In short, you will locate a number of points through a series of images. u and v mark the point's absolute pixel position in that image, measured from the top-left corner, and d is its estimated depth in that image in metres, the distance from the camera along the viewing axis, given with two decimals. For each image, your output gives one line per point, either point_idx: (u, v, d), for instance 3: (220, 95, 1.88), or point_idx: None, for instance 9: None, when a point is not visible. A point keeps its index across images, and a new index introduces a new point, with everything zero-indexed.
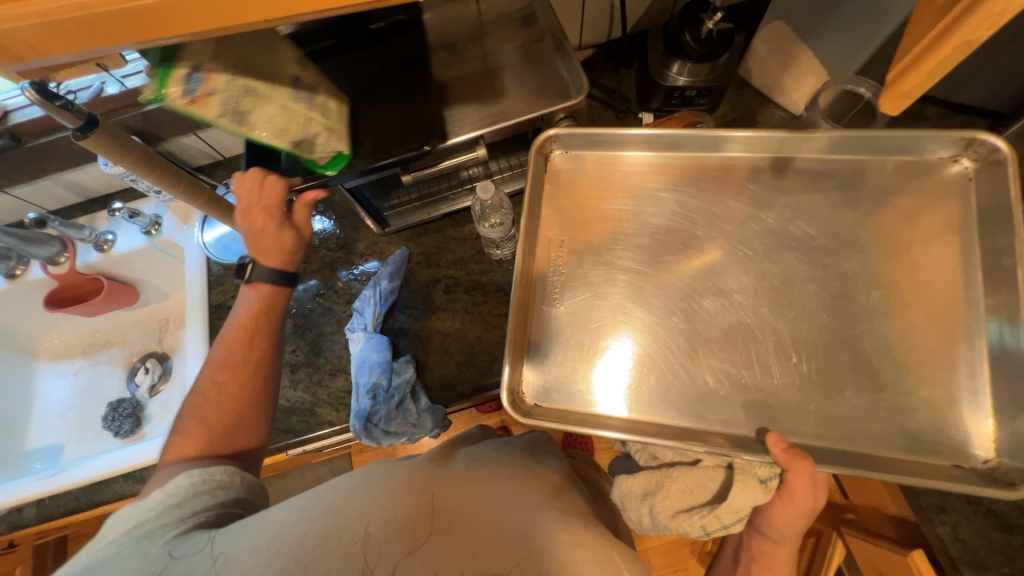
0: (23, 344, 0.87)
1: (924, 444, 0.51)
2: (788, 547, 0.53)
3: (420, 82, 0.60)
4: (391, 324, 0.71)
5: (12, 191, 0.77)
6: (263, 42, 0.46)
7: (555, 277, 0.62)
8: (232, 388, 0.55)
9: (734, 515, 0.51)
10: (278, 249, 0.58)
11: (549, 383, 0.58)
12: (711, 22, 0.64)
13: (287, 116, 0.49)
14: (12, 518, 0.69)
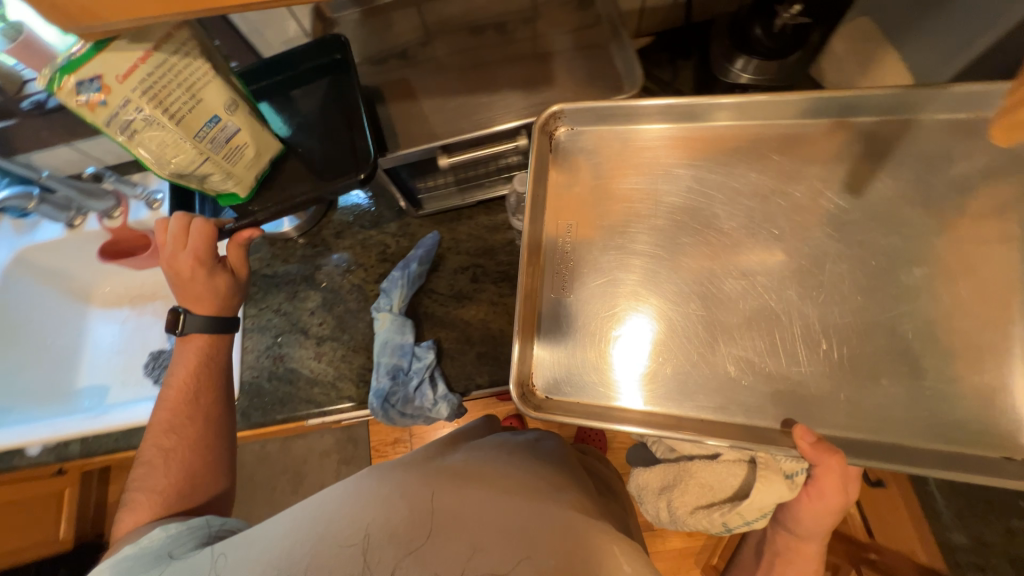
0: (80, 290, 0.94)
1: (967, 433, 0.48)
2: (816, 544, 0.56)
3: (345, 117, 0.65)
4: (416, 307, 0.71)
5: (76, 145, 0.81)
6: (192, 77, 0.49)
7: (564, 258, 0.58)
8: (179, 452, 0.58)
9: (757, 512, 0.52)
10: (210, 292, 0.61)
11: (560, 374, 0.55)
12: (786, 16, 0.59)
13: (178, 149, 0.51)
14: (61, 451, 0.74)
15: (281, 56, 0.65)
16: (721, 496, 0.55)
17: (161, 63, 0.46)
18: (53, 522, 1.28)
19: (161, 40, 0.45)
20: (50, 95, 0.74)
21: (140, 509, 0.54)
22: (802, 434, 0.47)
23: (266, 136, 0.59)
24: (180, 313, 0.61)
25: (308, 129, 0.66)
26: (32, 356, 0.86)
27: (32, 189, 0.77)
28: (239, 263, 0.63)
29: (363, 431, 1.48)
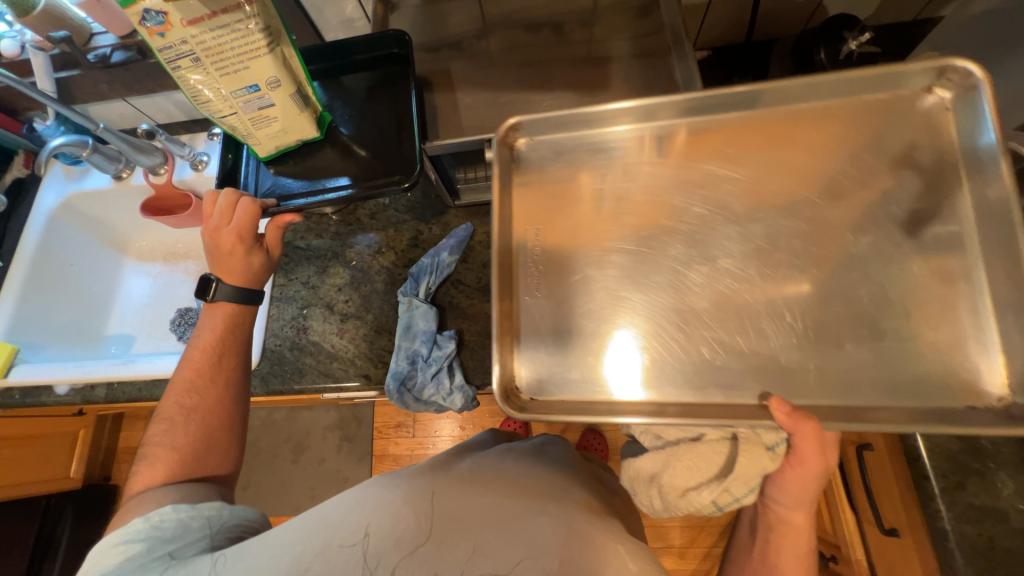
0: (118, 241, 0.97)
1: (926, 391, 0.45)
2: (803, 515, 0.53)
3: (392, 117, 0.68)
4: (442, 296, 0.71)
5: (132, 101, 0.84)
6: (250, 46, 0.51)
7: (536, 263, 0.56)
8: (199, 412, 0.59)
9: (745, 486, 0.51)
10: (243, 268, 0.63)
11: (544, 373, 0.52)
12: (854, 43, 0.58)
13: (216, 96, 0.55)
14: (86, 394, 0.76)
15: (335, 46, 0.69)
16: (704, 472, 0.53)
17: (224, 25, 0.49)
18: (65, 459, 1.34)
19: (233, 6, 0.48)
20: (115, 48, 0.76)
21: (158, 465, 0.56)
22: (779, 403, 0.45)
23: (302, 121, 0.62)
24: (212, 279, 0.63)
25: (354, 122, 0.69)
26: (67, 300, 0.89)
27: (87, 138, 0.79)
28: (274, 243, 0.66)
29: (368, 411, 1.50)
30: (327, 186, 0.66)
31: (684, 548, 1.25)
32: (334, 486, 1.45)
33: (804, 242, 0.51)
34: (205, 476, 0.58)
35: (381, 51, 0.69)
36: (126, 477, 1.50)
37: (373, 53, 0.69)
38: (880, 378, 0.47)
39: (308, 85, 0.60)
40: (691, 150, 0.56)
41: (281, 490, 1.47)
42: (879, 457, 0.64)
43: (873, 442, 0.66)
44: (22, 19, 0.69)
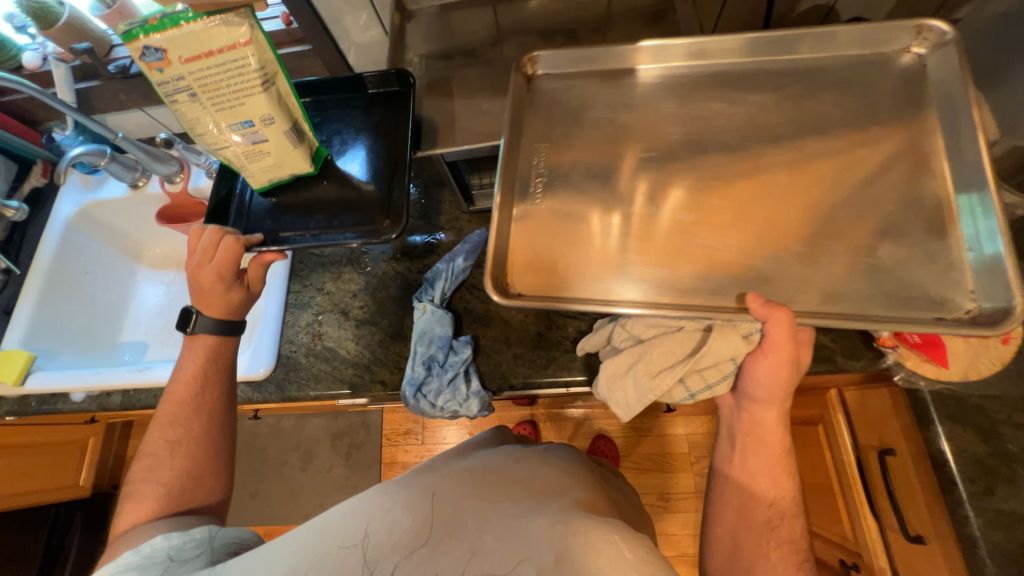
0: (132, 249, 0.97)
1: (905, 298, 0.46)
2: (773, 413, 0.53)
3: (384, 151, 0.69)
4: (458, 301, 0.71)
5: (149, 110, 0.84)
6: (244, 84, 0.52)
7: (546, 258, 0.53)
8: (185, 445, 0.59)
9: (717, 373, 0.52)
10: (223, 304, 0.62)
11: (534, 267, 0.53)
12: None
13: (210, 129, 0.56)
14: (102, 401, 0.76)
15: (342, 82, 0.70)
16: (681, 354, 0.53)
17: (220, 63, 0.50)
18: (74, 465, 1.34)
19: (230, 46, 0.49)
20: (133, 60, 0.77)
21: (145, 501, 0.55)
22: (752, 296, 0.46)
23: (295, 156, 0.62)
24: (191, 312, 0.62)
25: (349, 155, 0.70)
26: (83, 307, 0.90)
27: (105, 148, 0.80)
28: (256, 281, 0.64)
29: (377, 418, 1.50)
30: (323, 221, 0.66)
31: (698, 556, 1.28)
32: (342, 494, 1.45)
33: (825, 238, 0.50)
34: (193, 509, 0.57)
35: (383, 87, 0.71)
36: None
37: (374, 90, 0.71)
38: (859, 292, 0.47)
39: (304, 121, 0.61)
40: (706, 148, 0.56)
41: (290, 498, 1.47)
42: (902, 462, 0.63)
43: (895, 447, 0.64)
44: (45, 32, 0.71)
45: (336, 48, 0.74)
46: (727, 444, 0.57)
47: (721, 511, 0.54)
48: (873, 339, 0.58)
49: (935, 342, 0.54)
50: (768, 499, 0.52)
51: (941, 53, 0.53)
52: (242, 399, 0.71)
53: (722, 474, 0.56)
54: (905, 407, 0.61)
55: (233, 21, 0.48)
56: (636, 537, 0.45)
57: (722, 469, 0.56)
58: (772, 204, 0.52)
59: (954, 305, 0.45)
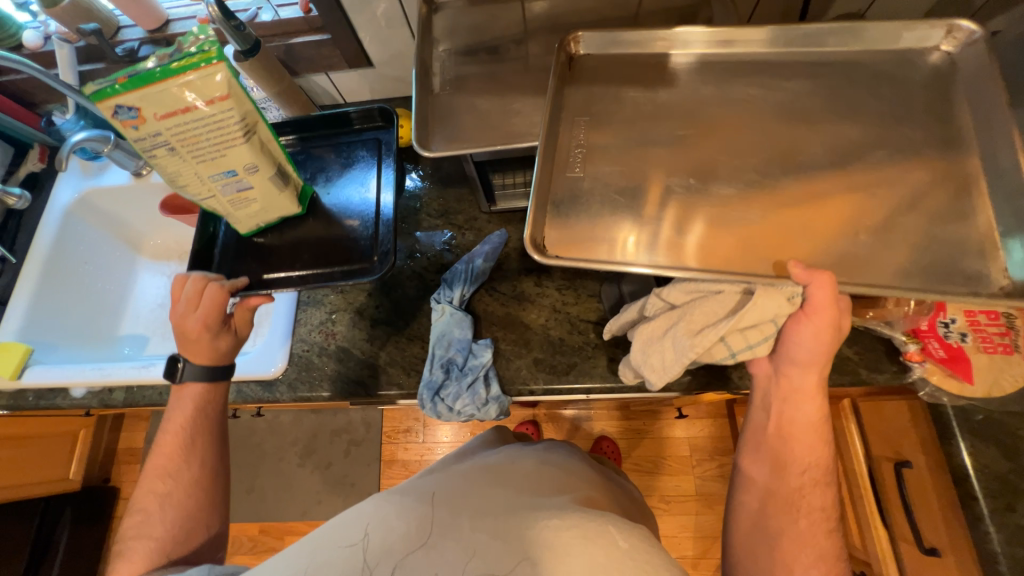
0: (132, 239, 0.94)
1: (939, 275, 0.47)
2: (814, 378, 0.51)
3: (369, 191, 0.69)
4: (476, 303, 0.70)
5: None
6: (225, 136, 0.50)
7: (580, 235, 0.52)
8: (175, 498, 0.56)
9: (760, 333, 0.50)
10: (209, 352, 0.59)
11: (567, 235, 0.52)
12: None
13: (191, 180, 0.54)
14: (103, 398, 0.73)
15: (330, 118, 0.71)
16: (723, 310, 0.50)
17: (200, 118, 0.48)
18: (63, 460, 1.30)
19: (208, 101, 0.47)
20: (142, 43, 0.73)
21: (136, 559, 0.52)
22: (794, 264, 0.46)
23: (282, 200, 0.62)
24: (179, 361, 0.60)
25: (334, 194, 0.69)
26: (82, 298, 0.87)
27: (108, 134, 0.77)
28: (244, 325, 0.62)
29: (377, 415, 1.48)
30: (312, 260, 0.65)
31: (697, 558, 1.29)
32: (339, 491, 1.43)
33: (870, 257, 0.48)
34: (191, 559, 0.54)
35: (365, 124, 0.72)
36: (126, 479, 1.46)
37: (357, 125, 0.72)
38: (891, 263, 0.48)
39: (287, 163, 0.60)
40: (745, 156, 0.54)
41: (285, 495, 1.44)
42: (919, 476, 0.64)
43: (912, 461, 0.65)
44: (50, 11, 0.68)
45: (355, 37, 0.72)
46: (762, 411, 0.55)
47: (752, 477, 0.54)
48: (898, 353, 0.58)
49: (960, 358, 0.55)
50: (802, 467, 0.52)
51: (968, 51, 0.53)
52: (252, 397, 0.69)
53: (753, 444, 0.55)
54: (926, 422, 0.62)
55: (210, 77, 0.46)
56: (628, 527, 0.47)
57: (756, 437, 0.55)
58: (818, 220, 0.50)
59: (988, 280, 0.46)
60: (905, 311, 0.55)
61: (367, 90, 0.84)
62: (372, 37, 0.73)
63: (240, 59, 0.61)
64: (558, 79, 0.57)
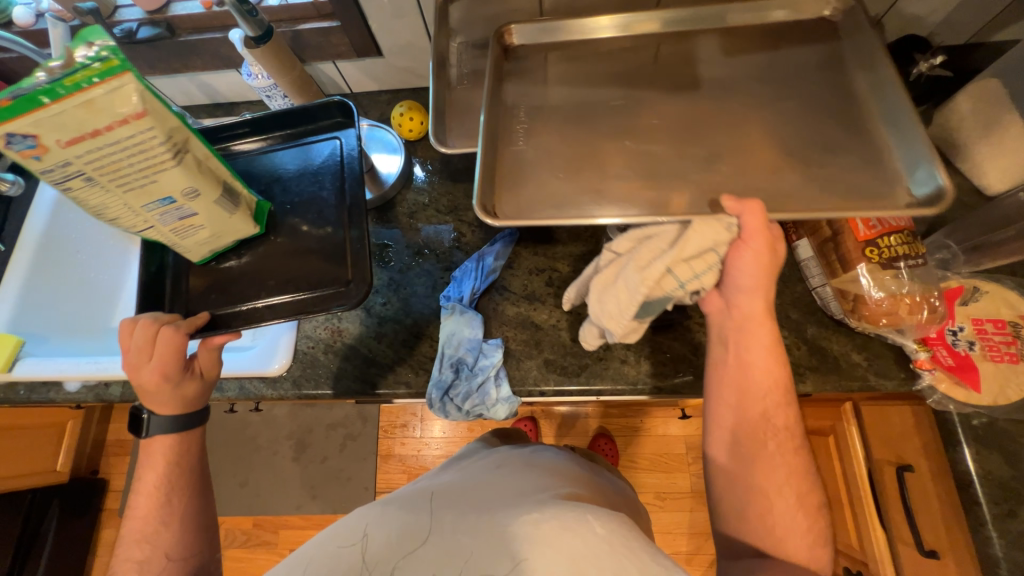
0: None
1: (857, 198, 0.50)
2: (762, 300, 0.50)
3: (335, 203, 0.62)
4: (486, 302, 0.69)
5: (152, 79, 0.79)
6: (152, 160, 0.40)
7: (533, 207, 0.53)
8: (153, 564, 0.52)
9: (704, 261, 0.47)
10: (175, 400, 0.54)
11: (519, 205, 0.53)
12: (925, 64, 0.56)
13: (120, 211, 0.44)
14: (99, 392, 0.71)
15: (296, 113, 0.65)
16: (664, 245, 0.48)
17: (115, 142, 0.38)
18: (51, 452, 1.27)
19: (126, 121, 0.37)
20: (141, 24, 0.70)
21: None
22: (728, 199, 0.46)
23: (234, 222, 0.54)
24: (142, 412, 0.55)
25: (297, 207, 0.63)
26: (75, 287, 0.83)
27: None
28: (209, 365, 0.56)
29: (374, 410, 1.47)
30: (279, 285, 0.59)
31: (691, 554, 1.31)
32: (335, 486, 1.42)
33: None
34: None
35: (329, 123, 0.67)
36: (117, 470, 1.44)
37: (321, 123, 0.67)
38: (819, 198, 0.50)
39: (234, 180, 0.52)
40: (765, 162, 0.53)
41: (280, 490, 1.43)
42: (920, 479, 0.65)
43: (912, 464, 0.65)
44: None
45: (365, 24, 0.69)
46: (721, 345, 0.52)
47: (719, 414, 0.52)
48: (909, 360, 0.59)
49: (967, 366, 0.57)
50: (764, 392, 0.50)
51: (850, 16, 0.57)
52: (255, 394, 0.67)
53: (717, 381, 0.53)
54: (929, 427, 0.62)
55: (118, 89, 0.35)
56: (604, 513, 0.45)
57: (718, 373, 0.53)
58: (799, 200, 0.51)
59: (891, 197, 0.49)
60: (919, 320, 0.56)
61: (374, 81, 0.81)
62: (383, 26, 0.70)
63: (250, 46, 0.59)
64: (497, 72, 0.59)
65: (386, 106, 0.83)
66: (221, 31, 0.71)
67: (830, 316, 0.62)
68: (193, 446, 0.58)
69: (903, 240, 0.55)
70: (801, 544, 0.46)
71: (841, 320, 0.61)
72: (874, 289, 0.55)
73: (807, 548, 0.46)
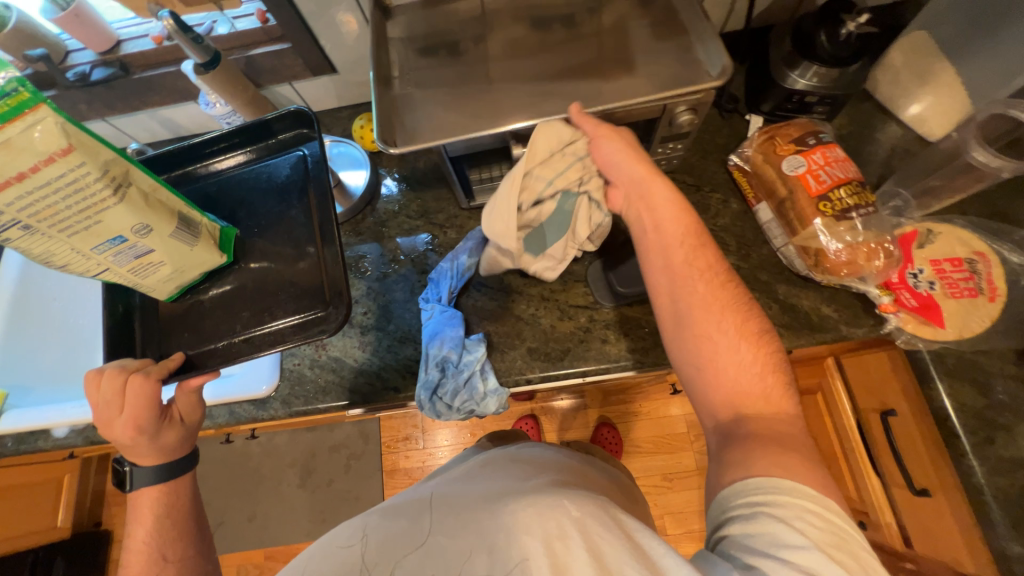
0: None
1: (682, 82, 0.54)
2: (642, 163, 0.52)
3: (305, 220, 0.61)
4: (464, 301, 0.70)
5: (112, 120, 0.80)
6: (90, 198, 0.40)
7: (425, 130, 0.56)
8: None
9: (560, 158, 0.53)
10: (156, 451, 0.54)
11: (419, 128, 0.57)
12: (852, 24, 0.57)
13: (70, 257, 0.43)
14: (89, 434, 0.70)
15: (254, 127, 0.64)
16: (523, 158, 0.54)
17: (45, 183, 0.37)
18: (50, 508, 1.25)
19: (49, 160, 0.36)
20: (94, 66, 0.71)
21: None
22: (572, 108, 0.52)
23: (196, 254, 0.53)
24: (123, 466, 0.54)
25: (265, 229, 0.62)
26: (55, 334, 0.83)
27: None
28: (188, 408, 0.56)
29: (373, 427, 1.46)
30: (254, 316, 0.58)
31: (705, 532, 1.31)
32: (344, 508, 1.41)
33: None
34: None
35: (291, 133, 0.65)
36: (119, 520, 1.41)
37: (281, 135, 0.65)
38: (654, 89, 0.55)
39: (189, 212, 0.50)
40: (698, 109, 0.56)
41: (288, 519, 1.42)
42: (904, 422, 0.67)
43: (895, 408, 0.67)
44: None
45: (316, 45, 0.71)
46: (639, 225, 0.53)
47: (655, 282, 0.51)
48: (874, 306, 0.61)
49: (932, 306, 0.59)
50: (681, 242, 0.51)
51: None
52: (245, 417, 0.67)
53: (643, 252, 0.53)
54: (904, 366, 0.64)
55: (37, 126, 0.35)
56: (583, 497, 0.46)
57: (641, 245, 0.53)
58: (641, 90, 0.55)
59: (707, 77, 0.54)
60: (876, 267, 0.58)
61: (334, 97, 0.82)
62: (334, 43, 0.72)
63: (200, 72, 0.60)
64: (446, 77, 0.61)
65: (348, 120, 0.84)
66: (174, 64, 0.72)
67: (797, 273, 0.64)
68: (181, 495, 0.57)
69: (853, 191, 0.58)
70: (754, 376, 0.45)
71: (808, 275, 0.63)
72: (831, 242, 0.58)
73: (760, 377, 0.45)
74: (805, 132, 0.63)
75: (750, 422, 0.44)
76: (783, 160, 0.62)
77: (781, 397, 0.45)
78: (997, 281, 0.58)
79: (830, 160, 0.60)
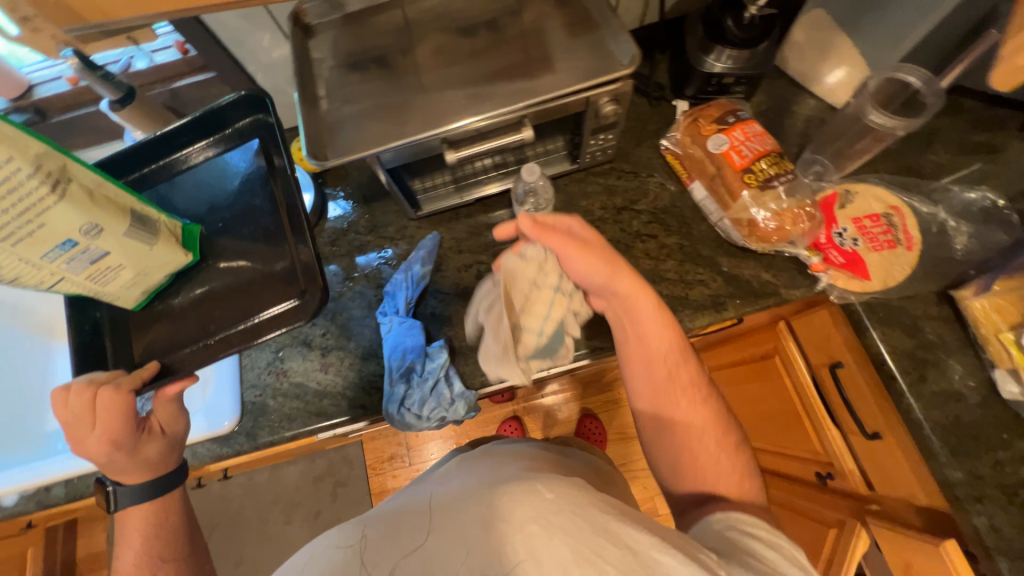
0: (40, 326, 0.85)
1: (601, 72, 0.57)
2: (626, 282, 0.55)
3: (272, 209, 0.57)
4: (423, 309, 0.70)
5: None
6: (26, 196, 0.36)
7: (358, 139, 0.57)
8: None
9: (538, 301, 0.58)
10: (138, 464, 0.54)
11: (354, 139, 0.57)
12: (753, 9, 0.60)
13: (16, 267, 0.39)
14: (42, 498, 0.66)
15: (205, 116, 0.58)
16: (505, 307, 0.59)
17: None
18: None
19: None
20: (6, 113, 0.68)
21: None
22: (524, 224, 0.53)
23: (158, 254, 0.50)
24: (107, 484, 0.55)
25: (231, 224, 0.58)
26: None
27: None
28: (167, 418, 0.56)
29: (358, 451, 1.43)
30: (228, 316, 0.55)
31: None
32: None
33: None
34: None
35: (250, 120, 0.60)
36: None
37: (238, 123, 0.60)
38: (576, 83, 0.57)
39: (143, 207, 0.47)
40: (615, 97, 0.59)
41: (279, 558, 1.37)
42: (849, 372, 0.71)
43: (841, 360, 0.72)
44: None
45: (242, 71, 0.70)
46: (622, 330, 0.58)
47: (634, 373, 0.58)
48: (806, 267, 0.65)
49: (857, 261, 0.63)
50: (662, 353, 0.56)
51: None
52: (209, 456, 0.65)
53: (627, 352, 0.58)
54: (842, 318, 0.67)
55: None
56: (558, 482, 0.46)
57: (626, 347, 0.59)
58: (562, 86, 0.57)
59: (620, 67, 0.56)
60: (802, 229, 0.62)
61: None
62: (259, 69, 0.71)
63: (115, 109, 0.58)
64: (374, 91, 0.61)
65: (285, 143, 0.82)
66: (94, 105, 0.70)
67: (734, 245, 0.68)
68: (168, 504, 0.58)
69: (773, 162, 0.62)
70: (722, 465, 0.54)
71: (744, 246, 0.66)
72: (759, 212, 0.61)
73: (726, 465, 0.54)
74: (724, 112, 0.67)
75: (716, 498, 0.53)
76: (708, 140, 0.65)
77: (740, 477, 0.54)
78: (911, 229, 0.63)
79: (749, 135, 0.64)
